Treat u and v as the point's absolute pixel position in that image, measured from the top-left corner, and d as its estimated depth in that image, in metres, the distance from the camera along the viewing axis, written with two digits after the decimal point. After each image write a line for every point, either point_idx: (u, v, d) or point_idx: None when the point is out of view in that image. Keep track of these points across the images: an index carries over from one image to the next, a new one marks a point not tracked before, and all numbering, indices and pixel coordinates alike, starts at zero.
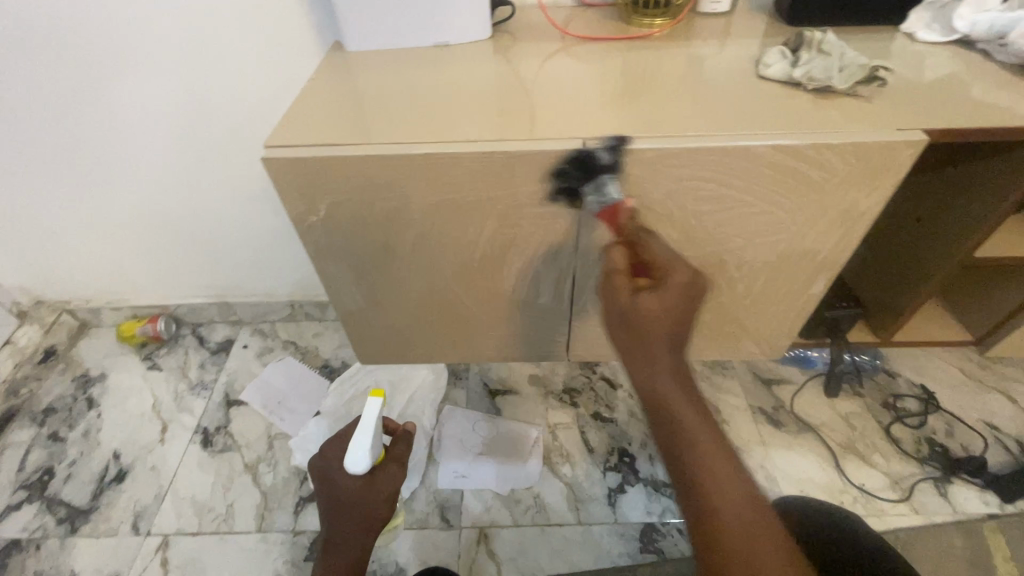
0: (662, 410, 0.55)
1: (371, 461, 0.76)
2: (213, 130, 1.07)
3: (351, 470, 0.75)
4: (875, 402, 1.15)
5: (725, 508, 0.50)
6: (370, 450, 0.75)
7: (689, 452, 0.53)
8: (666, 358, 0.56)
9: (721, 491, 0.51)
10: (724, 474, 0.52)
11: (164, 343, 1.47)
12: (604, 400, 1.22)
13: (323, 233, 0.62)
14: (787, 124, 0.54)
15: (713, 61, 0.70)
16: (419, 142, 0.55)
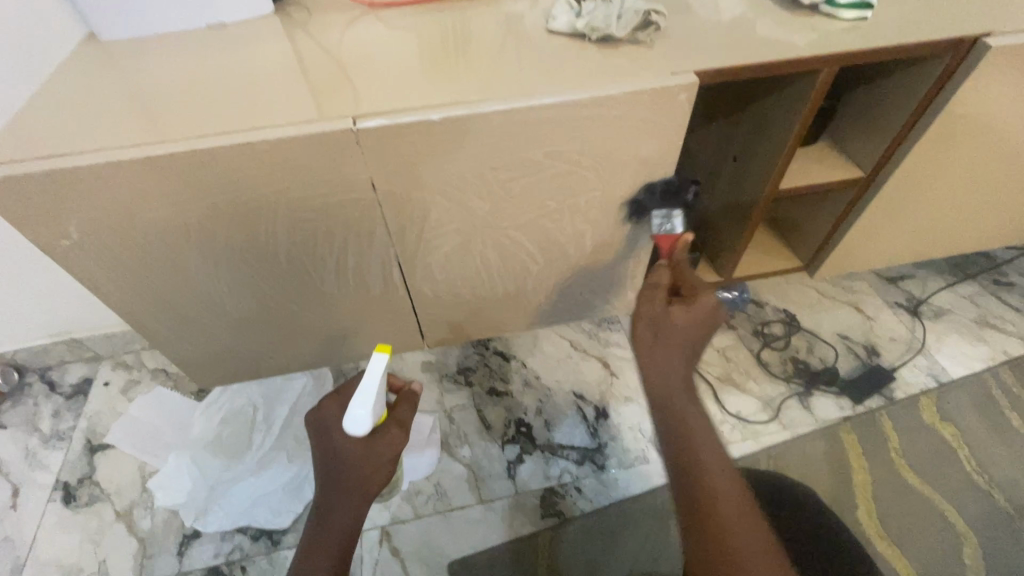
0: (670, 409, 0.60)
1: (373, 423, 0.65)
2: None
3: (350, 431, 0.64)
4: (746, 332, 1.23)
5: (725, 512, 0.53)
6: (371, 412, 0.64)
7: (694, 460, 0.56)
8: (680, 364, 0.62)
9: (715, 492, 0.54)
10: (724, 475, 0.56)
11: (6, 397, 1.29)
12: (498, 374, 1.21)
13: (86, 258, 0.54)
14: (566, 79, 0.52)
15: (510, 18, 0.66)
16: (160, 141, 0.47)
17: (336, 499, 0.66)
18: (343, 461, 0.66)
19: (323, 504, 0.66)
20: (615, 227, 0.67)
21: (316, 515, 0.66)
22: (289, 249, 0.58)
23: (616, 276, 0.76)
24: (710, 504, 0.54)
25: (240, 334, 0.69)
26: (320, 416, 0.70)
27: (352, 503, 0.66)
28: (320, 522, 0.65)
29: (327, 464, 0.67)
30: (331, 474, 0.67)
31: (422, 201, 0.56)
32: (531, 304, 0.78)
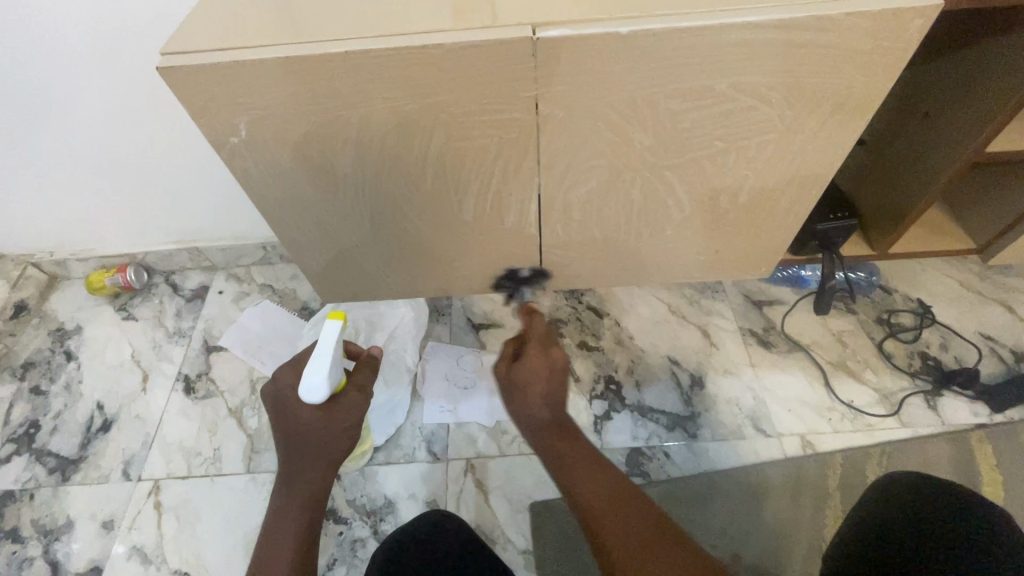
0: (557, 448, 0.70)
1: (329, 390, 0.70)
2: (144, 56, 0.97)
3: (307, 398, 0.69)
4: (869, 319, 1.12)
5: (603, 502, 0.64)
6: (329, 377, 0.69)
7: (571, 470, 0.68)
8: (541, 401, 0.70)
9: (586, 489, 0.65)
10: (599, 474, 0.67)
11: (137, 293, 1.42)
12: (590, 329, 1.18)
13: (249, 158, 0.55)
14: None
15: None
16: (337, 37, 0.46)
17: (307, 462, 0.74)
18: (307, 431, 0.73)
19: (294, 465, 0.75)
20: (782, 181, 0.60)
21: (288, 474, 0.75)
22: (436, 166, 0.56)
23: (761, 240, 0.70)
24: (587, 494, 0.65)
25: (369, 253, 0.70)
26: (277, 389, 0.75)
27: (318, 467, 0.75)
28: (292, 482, 0.75)
29: (290, 431, 0.73)
30: (293, 443, 0.74)
31: (583, 127, 0.52)
32: (660, 259, 0.73)
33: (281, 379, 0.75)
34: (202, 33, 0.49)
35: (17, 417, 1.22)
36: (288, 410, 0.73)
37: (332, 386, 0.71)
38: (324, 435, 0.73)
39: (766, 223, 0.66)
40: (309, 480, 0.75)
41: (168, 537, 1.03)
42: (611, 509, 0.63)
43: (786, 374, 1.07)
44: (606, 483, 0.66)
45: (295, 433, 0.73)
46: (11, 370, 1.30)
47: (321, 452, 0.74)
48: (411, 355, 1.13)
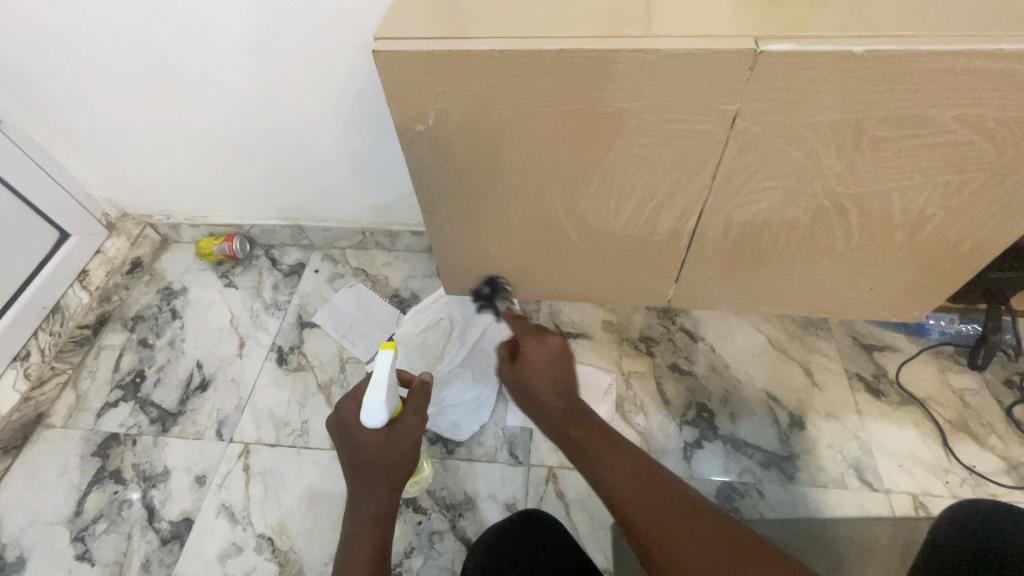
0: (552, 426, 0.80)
1: (388, 415, 0.71)
2: (287, 43, 0.98)
3: (367, 425, 0.70)
4: (998, 380, 1.03)
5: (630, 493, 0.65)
6: (386, 404, 0.69)
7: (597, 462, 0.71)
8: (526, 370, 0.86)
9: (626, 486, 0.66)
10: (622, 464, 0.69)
11: (239, 263, 1.49)
12: (683, 352, 1.15)
13: (427, 146, 0.56)
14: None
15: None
16: (550, 36, 0.46)
17: (371, 486, 0.75)
18: (369, 454, 0.73)
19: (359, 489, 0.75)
20: (971, 223, 0.56)
21: (355, 499, 0.76)
22: (606, 171, 0.56)
23: (922, 283, 0.66)
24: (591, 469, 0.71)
25: (459, 239, 0.70)
26: (340, 418, 0.75)
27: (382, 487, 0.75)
28: (360, 507, 0.76)
29: (353, 455, 0.74)
30: (356, 467, 0.74)
31: (777, 146, 0.50)
32: (803, 290, 0.70)
33: (342, 411, 0.75)
34: (408, 21, 0.51)
35: (124, 366, 1.30)
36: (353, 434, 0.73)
37: (390, 412, 0.72)
38: (393, 451, 0.73)
39: (933, 263, 0.62)
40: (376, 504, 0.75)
41: (254, 500, 1.07)
42: (629, 483, 0.66)
43: (897, 427, 1.00)
44: (630, 468, 0.68)
45: (359, 456, 0.73)
46: (122, 321, 1.39)
47: (387, 470, 0.74)
48: None
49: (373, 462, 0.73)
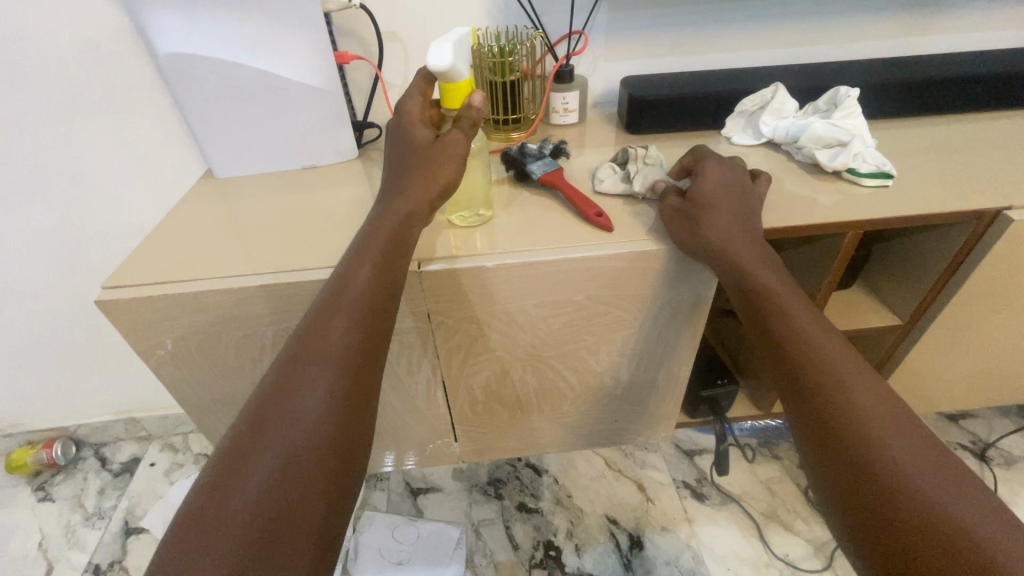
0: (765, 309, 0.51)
1: (457, 63, 0.52)
2: (96, 254, 1.03)
3: (438, 63, 0.51)
4: (792, 465, 1.17)
5: (888, 418, 0.42)
6: (457, 45, 0.53)
7: (824, 371, 0.46)
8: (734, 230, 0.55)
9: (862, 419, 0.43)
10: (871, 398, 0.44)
11: (60, 470, 1.35)
12: (528, 488, 1.18)
13: (175, 365, 0.62)
14: (607, 229, 0.60)
15: (566, 159, 0.75)
16: (262, 273, 0.58)
17: (314, 349, 0.45)
18: (364, 278, 0.50)
19: (303, 359, 0.44)
20: (651, 362, 0.70)
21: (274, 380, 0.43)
22: None
23: (652, 409, 0.78)
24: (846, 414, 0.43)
25: (398, 184, 0.57)
26: None
27: (335, 344, 0.46)
28: (266, 412, 0.41)
29: (352, 254, 0.52)
30: (321, 307, 0.48)
31: (470, 330, 0.62)
32: (567, 428, 0.79)
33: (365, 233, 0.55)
34: (148, 269, 0.59)
35: None
36: (360, 239, 0.53)
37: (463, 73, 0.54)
38: None
39: (649, 392, 0.75)
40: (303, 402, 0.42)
41: None
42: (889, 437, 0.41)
43: (720, 528, 1.08)
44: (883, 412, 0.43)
45: (337, 290, 0.49)
46: None
47: None
48: (344, 529, 1.12)
49: (371, 304, 0.49)
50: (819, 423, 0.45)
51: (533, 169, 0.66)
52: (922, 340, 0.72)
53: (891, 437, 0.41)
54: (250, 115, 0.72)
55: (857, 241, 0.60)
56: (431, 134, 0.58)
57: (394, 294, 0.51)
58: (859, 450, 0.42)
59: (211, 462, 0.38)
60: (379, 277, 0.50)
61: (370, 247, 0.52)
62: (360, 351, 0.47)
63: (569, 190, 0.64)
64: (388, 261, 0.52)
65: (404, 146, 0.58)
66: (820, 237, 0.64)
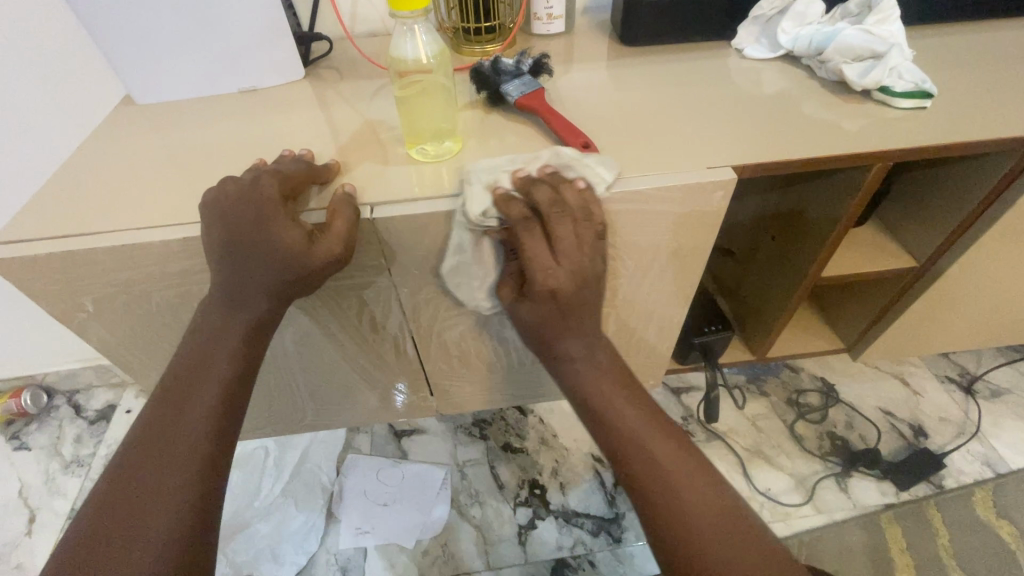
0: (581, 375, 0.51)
1: None
2: None
3: None
4: (779, 401, 1.15)
5: (676, 467, 0.46)
6: None
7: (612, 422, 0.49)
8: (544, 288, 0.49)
9: (685, 499, 0.44)
10: (711, 487, 0.45)
11: (33, 418, 1.31)
12: (514, 429, 1.16)
13: (103, 327, 0.54)
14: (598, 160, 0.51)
15: (551, 76, 0.64)
16: (187, 222, 0.49)
17: (149, 489, 0.42)
18: (209, 398, 0.47)
19: (137, 499, 0.41)
20: (642, 311, 0.64)
21: (98, 530, 0.40)
22: (308, 320, 0.58)
23: (642, 358, 0.72)
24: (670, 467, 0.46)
25: (246, 285, 0.47)
26: None
27: (171, 474, 0.43)
28: (95, 566, 0.38)
29: (182, 376, 0.47)
30: (149, 438, 0.44)
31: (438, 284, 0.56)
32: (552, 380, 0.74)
33: (249, 221, 0.45)
34: (52, 219, 0.50)
35: None
36: (191, 355, 0.48)
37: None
38: None
39: (639, 343, 0.69)
40: (141, 552, 0.39)
41: None
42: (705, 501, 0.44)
43: None
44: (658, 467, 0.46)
45: (195, 369, 0.48)
46: None
47: None
48: (327, 473, 1.10)
49: (216, 427, 0.46)
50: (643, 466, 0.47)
51: (507, 90, 0.56)
52: (936, 282, 0.67)
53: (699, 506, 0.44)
54: (167, 25, 0.60)
55: (883, 174, 0.52)
56: (303, 232, 0.46)
57: (242, 409, 0.49)
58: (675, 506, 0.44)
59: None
60: (225, 392, 0.48)
61: (210, 366, 0.48)
62: (208, 478, 0.44)
63: (552, 116, 0.54)
64: (236, 379, 0.48)
65: (257, 251, 0.45)
66: (841, 170, 0.56)
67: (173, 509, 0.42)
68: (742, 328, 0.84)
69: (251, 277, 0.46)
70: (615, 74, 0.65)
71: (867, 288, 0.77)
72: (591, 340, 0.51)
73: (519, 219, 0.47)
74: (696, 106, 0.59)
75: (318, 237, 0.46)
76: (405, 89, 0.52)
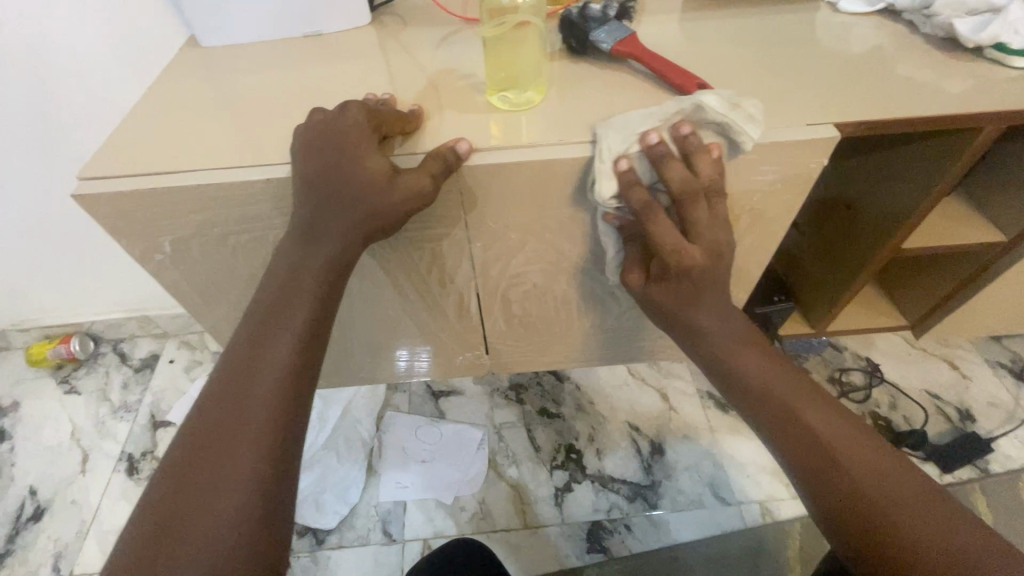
0: (719, 355, 0.54)
1: None
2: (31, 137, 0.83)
3: None
4: (821, 379, 1.13)
5: (828, 430, 0.48)
6: None
7: (757, 392, 0.51)
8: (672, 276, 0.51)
9: (843, 456, 0.46)
10: (863, 442, 0.47)
11: (81, 364, 1.35)
12: (550, 394, 1.17)
13: (178, 270, 0.55)
14: None
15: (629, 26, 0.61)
16: (266, 164, 0.48)
17: (242, 410, 0.41)
18: (295, 324, 0.45)
19: (222, 440, 0.39)
20: None
21: (185, 470, 0.39)
22: (378, 270, 0.58)
23: None
24: (821, 430, 0.48)
25: (333, 219, 0.45)
26: None
27: (258, 404, 0.41)
28: (196, 480, 0.38)
29: (270, 303, 0.45)
30: (236, 367, 0.43)
31: (512, 239, 0.55)
32: (606, 343, 0.74)
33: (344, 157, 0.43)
34: (131, 157, 0.50)
35: None
36: (273, 284, 0.46)
37: None
38: None
39: None
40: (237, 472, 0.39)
41: None
42: (866, 461, 0.46)
43: (744, 438, 1.07)
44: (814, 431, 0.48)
45: (277, 300, 0.45)
46: None
47: None
48: (367, 428, 1.11)
49: (299, 359, 0.44)
50: (792, 439, 0.49)
51: (599, 38, 0.53)
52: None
53: (858, 464, 0.46)
54: None
55: (995, 137, 0.50)
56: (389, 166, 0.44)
57: (321, 355, 0.46)
58: (831, 471, 0.46)
59: (148, 505, 0.38)
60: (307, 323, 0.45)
61: (292, 297, 0.45)
62: (288, 425, 0.42)
63: (658, 61, 0.52)
64: (318, 310, 0.46)
65: (345, 186, 0.44)
66: (944, 133, 0.53)
67: (265, 429, 0.40)
68: (801, 301, 0.82)
69: (340, 211, 0.44)
70: (697, 27, 0.62)
71: (942, 264, 0.74)
72: (719, 309, 0.54)
73: (639, 205, 0.46)
74: (787, 61, 0.56)
75: (403, 172, 0.44)
76: (492, 31, 0.50)
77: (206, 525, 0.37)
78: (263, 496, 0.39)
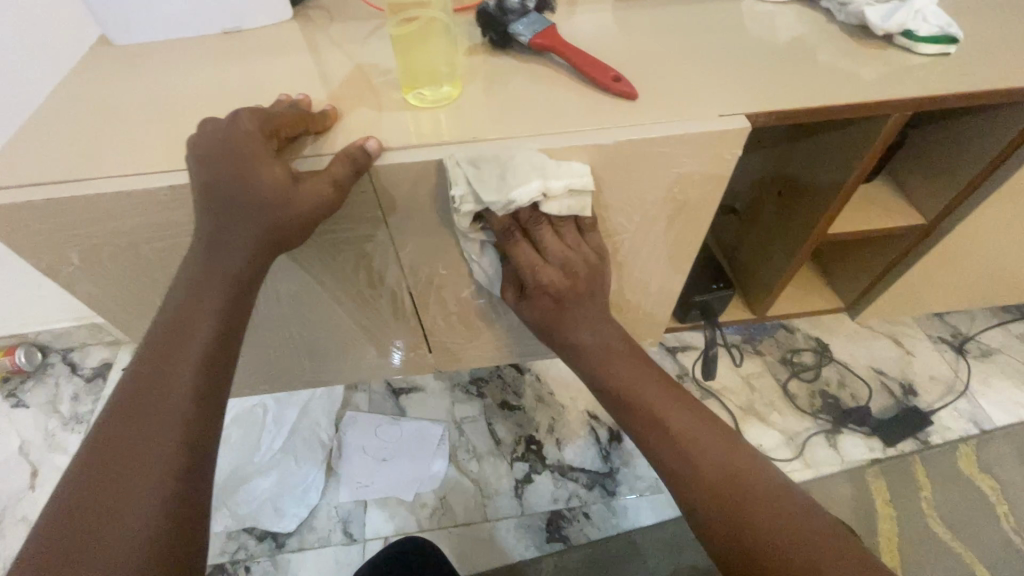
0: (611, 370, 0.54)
1: None
2: None
3: None
4: (774, 360, 1.15)
5: (716, 445, 0.48)
6: None
7: (643, 403, 0.52)
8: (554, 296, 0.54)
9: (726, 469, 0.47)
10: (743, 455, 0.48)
11: (29, 375, 1.30)
12: (510, 387, 1.17)
13: (94, 280, 0.53)
14: (629, 97, 0.50)
15: (555, 17, 0.60)
16: (174, 170, 0.47)
17: (140, 440, 0.39)
18: (195, 345, 0.43)
19: (117, 469, 0.38)
20: (644, 268, 0.63)
21: (76, 500, 0.37)
22: (305, 273, 0.56)
23: (642, 316, 0.72)
24: (706, 445, 0.48)
25: (236, 234, 0.43)
26: None
27: (158, 432, 0.40)
28: (87, 516, 0.36)
29: (168, 326, 0.43)
30: (132, 395, 0.41)
31: (438, 237, 0.54)
32: None
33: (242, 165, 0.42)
34: (31, 165, 0.48)
35: None
36: (172, 306, 0.44)
37: None
38: None
39: (640, 300, 0.69)
40: (134, 504, 0.37)
41: None
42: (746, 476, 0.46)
43: None
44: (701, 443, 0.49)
45: (175, 324, 0.43)
46: None
47: None
48: (326, 429, 1.10)
49: (202, 383, 0.42)
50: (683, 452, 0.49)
51: (518, 32, 0.53)
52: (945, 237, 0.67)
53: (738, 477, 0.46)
54: None
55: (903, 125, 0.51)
56: (289, 174, 0.43)
57: (228, 373, 0.45)
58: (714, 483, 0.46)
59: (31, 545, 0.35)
60: (209, 344, 0.44)
61: (192, 319, 0.44)
62: (194, 445, 0.41)
63: (574, 54, 0.52)
64: (220, 331, 0.44)
65: (244, 197, 0.42)
66: (858, 121, 0.54)
67: (166, 459, 0.39)
68: (743, 286, 0.83)
69: (241, 225, 0.43)
70: (624, 17, 0.62)
71: (873, 246, 0.76)
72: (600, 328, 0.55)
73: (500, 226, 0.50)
74: (709, 51, 0.56)
75: (304, 179, 0.44)
76: (403, 29, 0.49)
77: (98, 560, 0.35)
78: (166, 522, 0.37)
